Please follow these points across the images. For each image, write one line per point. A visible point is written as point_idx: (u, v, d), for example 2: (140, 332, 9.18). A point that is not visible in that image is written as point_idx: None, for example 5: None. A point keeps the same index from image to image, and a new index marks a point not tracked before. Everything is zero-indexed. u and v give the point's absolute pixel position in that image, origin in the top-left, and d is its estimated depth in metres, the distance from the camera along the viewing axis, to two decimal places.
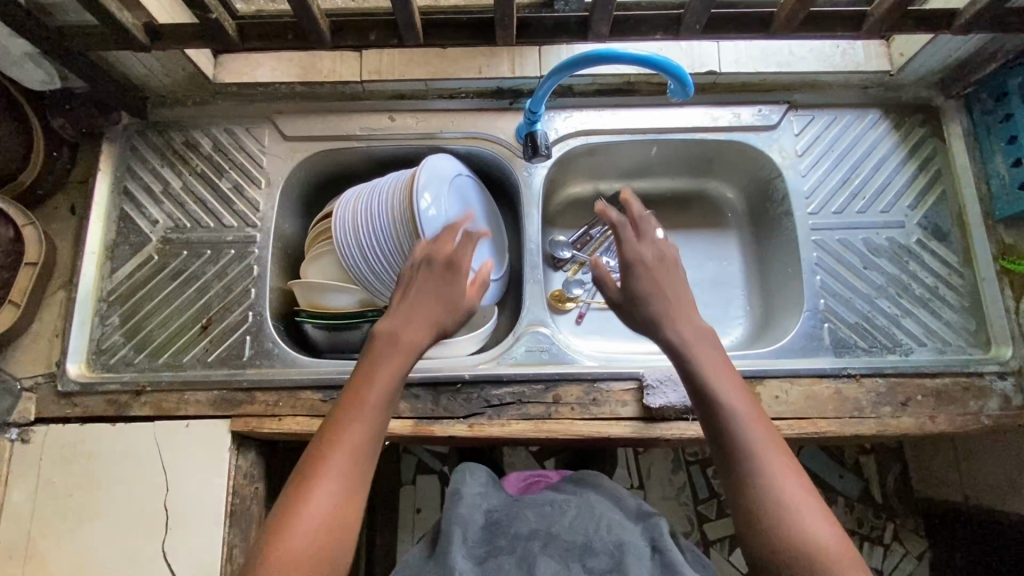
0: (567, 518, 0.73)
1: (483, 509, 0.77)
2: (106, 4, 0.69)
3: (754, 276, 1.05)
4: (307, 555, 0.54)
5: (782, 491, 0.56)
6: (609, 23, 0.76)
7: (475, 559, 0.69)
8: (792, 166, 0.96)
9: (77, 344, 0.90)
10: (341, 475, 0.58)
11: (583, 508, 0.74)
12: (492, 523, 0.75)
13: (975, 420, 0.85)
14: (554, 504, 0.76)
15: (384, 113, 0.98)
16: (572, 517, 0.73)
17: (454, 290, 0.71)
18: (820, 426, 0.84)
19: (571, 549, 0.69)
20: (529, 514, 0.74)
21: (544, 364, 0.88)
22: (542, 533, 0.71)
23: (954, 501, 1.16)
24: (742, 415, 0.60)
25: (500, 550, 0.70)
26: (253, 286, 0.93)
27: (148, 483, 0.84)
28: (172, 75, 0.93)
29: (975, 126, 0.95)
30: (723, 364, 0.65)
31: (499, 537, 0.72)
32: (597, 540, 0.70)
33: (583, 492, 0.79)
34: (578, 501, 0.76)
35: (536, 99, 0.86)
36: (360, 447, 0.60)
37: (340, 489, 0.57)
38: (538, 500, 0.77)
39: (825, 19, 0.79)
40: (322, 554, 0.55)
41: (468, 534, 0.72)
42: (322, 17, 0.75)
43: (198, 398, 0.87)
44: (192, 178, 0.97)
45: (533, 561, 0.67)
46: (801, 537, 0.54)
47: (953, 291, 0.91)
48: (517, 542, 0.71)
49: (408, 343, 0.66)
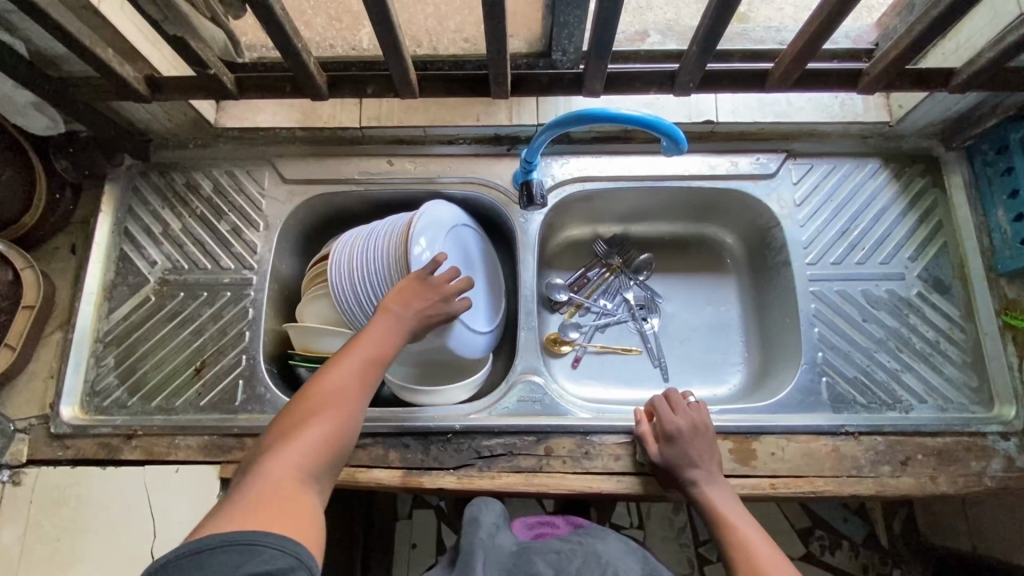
0: (574, 564, 0.72)
1: (496, 543, 0.75)
2: (106, 60, 0.71)
3: (752, 322, 1.03)
4: (317, 447, 0.61)
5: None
6: (602, 81, 0.77)
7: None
8: (790, 216, 0.96)
9: (72, 385, 0.90)
10: (349, 392, 0.66)
11: (589, 556, 0.73)
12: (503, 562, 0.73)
13: (977, 482, 0.83)
14: (560, 551, 0.75)
15: (383, 157, 0.99)
16: (579, 562, 0.72)
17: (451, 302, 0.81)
18: (817, 484, 0.82)
19: None
20: (537, 559, 0.73)
21: (537, 415, 0.87)
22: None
23: (961, 550, 1.13)
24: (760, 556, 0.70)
25: None
26: (247, 329, 0.93)
27: (133, 529, 0.83)
28: (175, 120, 0.94)
29: (976, 178, 0.94)
30: (723, 496, 0.77)
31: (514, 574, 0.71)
32: None
33: (590, 539, 0.77)
34: (586, 549, 0.75)
35: (533, 149, 0.86)
36: (362, 373, 0.68)
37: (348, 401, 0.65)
38: (544, 547, 0.76)
39: (820, 77, 0.78)
40: (329, 450, 0.62)
41: (487, 564, 0.71)
42: (320, 72, 0.77)
43: (189, 443, 0.88)
44: (192, 219, 0.98)
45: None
46: None
47: (954, 346, 0.90)
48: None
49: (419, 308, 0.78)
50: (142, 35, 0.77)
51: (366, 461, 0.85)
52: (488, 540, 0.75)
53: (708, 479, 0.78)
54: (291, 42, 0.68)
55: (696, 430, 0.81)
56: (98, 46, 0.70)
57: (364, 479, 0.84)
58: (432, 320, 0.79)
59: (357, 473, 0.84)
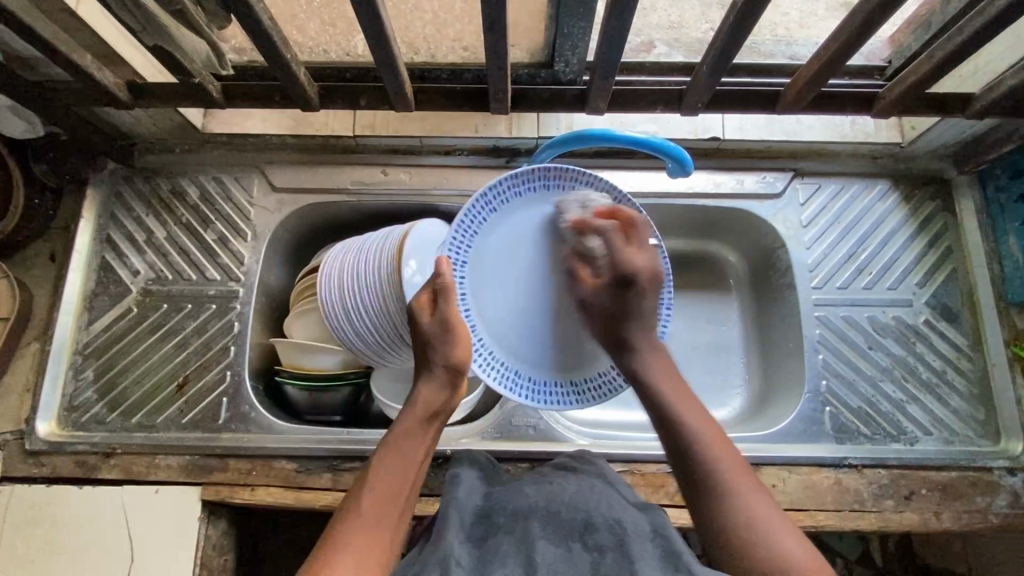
0: (566, 494, 0.60)
1: (483, 493, 0.64)
2: (87, 67, 0.67)
3: (755, 344, 1.00)
4: None
5: (769, 522, 0.57)
6: (606, 98, 0.75)
7: (471, 540, 0.57)
8: (796, 237, 0.93)
9: (48, 400, 0.87)
10: (365, 535, 0.56)
11: (582, 488, 0.62)
12: (488, 507, 0.61)
13: (981, 518, 0.81)
14: (554, 483, 0.63)
15: (377, 166, 0.95)
16: (570, 495, 0.60)
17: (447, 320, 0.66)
18: (818, 519, 0.80)
19: (568, 529, 0.56)
20: (526, 490, 0.61)
21: (529, 441, 0.84)
22: (540, 510, 0.58)
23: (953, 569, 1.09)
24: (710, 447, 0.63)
25: (496, 528, 0.57)
26: (233, 344, 0.90)
27: (112, 550, 0.80)
28: (160, 124, 0.90)
29: (988, 203, 0.91)
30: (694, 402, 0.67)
31: (496, 517, 0.59)
32: (596, 516, 0.56)
33: (580, 479, 0.65)
34: (581, 482, 0.64)
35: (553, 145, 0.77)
36: (390, 496, 0.60)
37: (364, 546, 0.55)
38: (539, 478, 0.64)
39: (835, 98, 0.75)
40: None
41: (465, 516, 0.59)
42: (311, 82, 0.73)
43: (170, 462, 0.85)
44: (177, 227, 0.94)
45: (530, 542, 0.54)
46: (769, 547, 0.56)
47: (961, 376, 0.87)
48: (515, 521, 0.57)
49: (431, 406, 0.65)
50: (125, 41, 0.73)
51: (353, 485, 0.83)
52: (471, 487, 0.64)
53: (653, 364, 0.69)
54: (280, 52, 0.64)
55: (642, 277, 0.70)
56: (76, 52, 0.66)
57: None
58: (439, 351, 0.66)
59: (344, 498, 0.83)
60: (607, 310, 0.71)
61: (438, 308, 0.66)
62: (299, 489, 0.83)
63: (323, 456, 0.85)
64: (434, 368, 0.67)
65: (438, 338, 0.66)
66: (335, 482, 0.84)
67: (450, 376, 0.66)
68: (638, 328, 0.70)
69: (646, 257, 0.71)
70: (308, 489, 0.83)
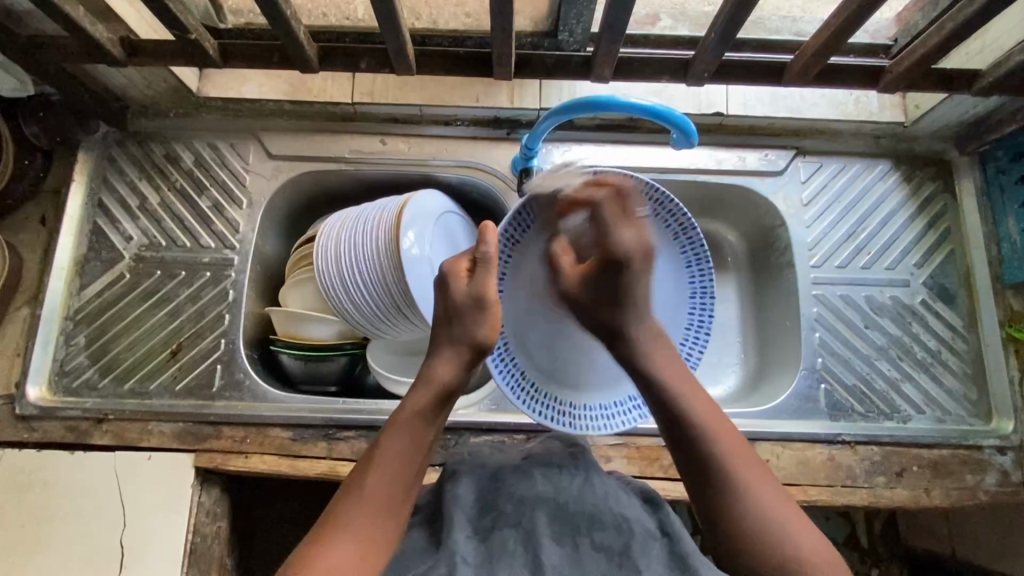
0: (574, 484, 0.58)
1: (482, 468, 0.62)
2: (79, 21, 0.65)
3: (751, 323, 1.00)
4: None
5: (777, 512, 0.57)
6: (612, 66, 0.74)
7: (478, 534, 0.55)
8: (797, 216, 0.92)
9: (39, 364, 0.86)
10: (354, 522, 0.55)
11: (590, 479, 0.59)
12: (487, 490, 0.59)
13: (971, 495, 0.82)
14: (562, 467, 0.61)
15: (376, 135, 0.93)
16: (578, 487, 0.58)
17: (484, 288, 0.64)
18: (810, 493, 0.81)
19: (576, 523, 0.55)
20: (534, 475, 0.59)
21: (526, 414, 0.84)
22: (549, 502, 0.56)
23: (931, 548, 1.08)
24: (713, 431, 0.61)
25: (504, 519, 0.55)
26: (227, 312, 0.89)
27: (103, 516, 0.80)
28: (153, 87, 0.88)
29: (988, 185, 0.92)
30: (680, 374, 0.66)
31: (501, 502, 0.57)
32: (605, 516, 0.56)
33: (585, 462, 0.62)
34: (588, 466, 0.62)
35: (533, 135, 0.82)
36: (391, 482, 0.58)
37: (356, 533, 0.54)
38: (547, 460, 0.62)
39: (842, 72, 0.75)
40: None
41: (468, 507, 0.57)
42: (310, 43, 0.72)
43: (163, 429, 0.84)
44: (170, 193, 0.93)
45: (538, 538, 0.53)
46: (784, 550, 0.55)
47: (956, 356, 0.88)
48: (522, 510, 0.56)
49: (446, 385, 0.63)
50: None
51: (348, 454, 0.83)
52: (473, 473, 0.61)
53: (676, 374, 0.66)
54: (279, 8, 0.63)
55: (632, 257, 0.66)
56: (69, 3, 0.64)
57: (346, 472, 0.82)
58: (460, 318, 0.64)
59: (339, 467, 0.83)
60: (598, 296, 0.69)
61: (474, 279, 0.65)
62: (294, 458, 0.83)
63: (318, 425, 0.84)
64: (457, 346, 0.64)
65: (468, 312, 0.64)
66: (328, 451, 0.83)
67: (470, 356, 0.64)
68: (631, 316, 0.68)
69: (634, 232, 0.66)
70: (303, 458, 0.83)
